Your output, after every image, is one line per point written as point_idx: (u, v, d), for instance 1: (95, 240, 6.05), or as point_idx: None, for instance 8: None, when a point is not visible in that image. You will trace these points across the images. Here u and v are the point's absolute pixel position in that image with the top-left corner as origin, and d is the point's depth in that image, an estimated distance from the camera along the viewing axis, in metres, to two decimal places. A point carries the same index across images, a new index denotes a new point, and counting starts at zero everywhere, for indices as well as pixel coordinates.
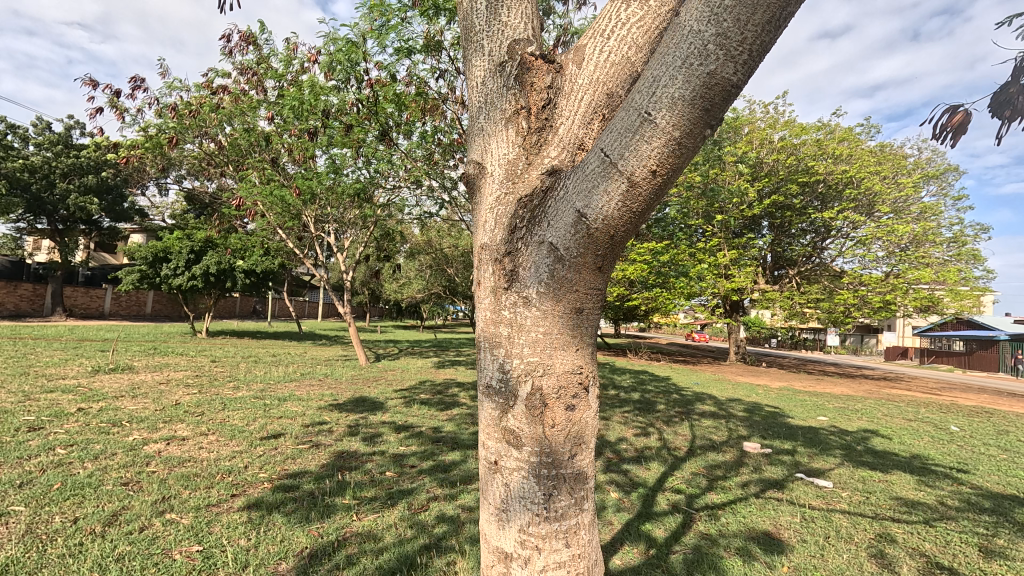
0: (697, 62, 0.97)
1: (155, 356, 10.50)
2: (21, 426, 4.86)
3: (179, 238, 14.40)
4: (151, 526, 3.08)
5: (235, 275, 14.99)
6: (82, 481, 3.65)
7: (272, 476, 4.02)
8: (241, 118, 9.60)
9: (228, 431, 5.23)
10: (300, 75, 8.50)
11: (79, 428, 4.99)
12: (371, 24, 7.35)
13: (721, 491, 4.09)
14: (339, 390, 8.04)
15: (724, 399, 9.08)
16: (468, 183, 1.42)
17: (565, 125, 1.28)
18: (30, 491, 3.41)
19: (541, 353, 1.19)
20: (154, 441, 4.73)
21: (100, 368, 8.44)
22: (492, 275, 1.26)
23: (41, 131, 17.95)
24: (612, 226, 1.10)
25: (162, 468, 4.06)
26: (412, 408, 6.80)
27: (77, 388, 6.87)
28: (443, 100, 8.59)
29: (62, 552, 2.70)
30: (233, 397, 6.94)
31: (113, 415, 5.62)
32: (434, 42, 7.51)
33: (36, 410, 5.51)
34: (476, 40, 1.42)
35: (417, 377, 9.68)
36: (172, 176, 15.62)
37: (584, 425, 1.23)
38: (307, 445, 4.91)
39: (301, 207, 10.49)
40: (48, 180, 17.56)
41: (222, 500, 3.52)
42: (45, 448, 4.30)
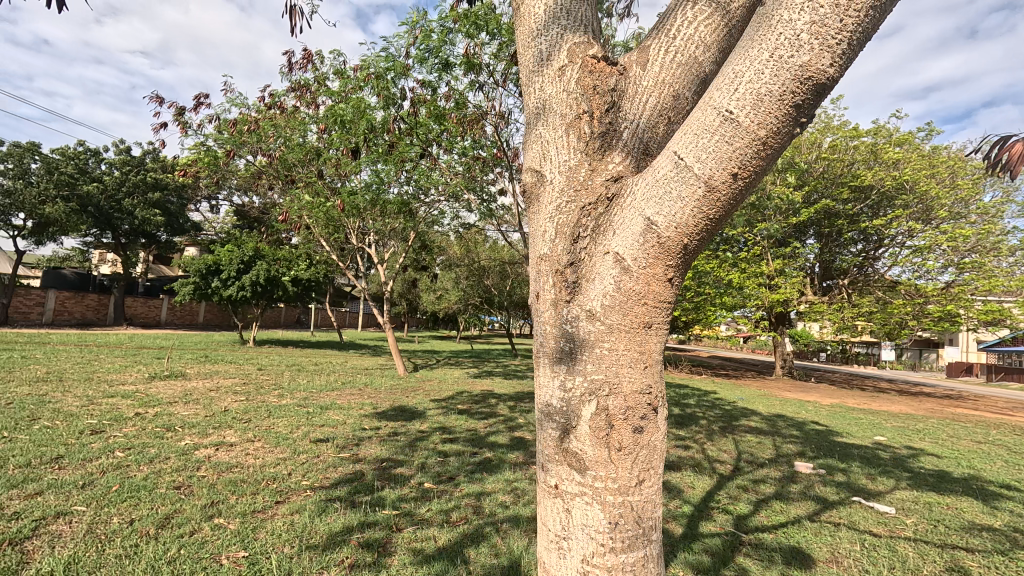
0: (786, 54, 0.89)
1: (206, 364, 10.94)
2: (85, 430, 5.11)
3: (231, 250, 15.08)
4: (199, 531, 3.13)
5: (283, 285, 15.53)
6: (139, 483, 3.78)
7: (314, 484, 4.04)
8: (289, 134, 9.95)
9: (273, 438, 5.35)
10: (344, 92, 8.68)
11: (136, 432, 5.22)
12: (414, 43, 7.49)
13: (771, 514, 3.86)
14: (379, 399, 8.11)
15: (770, 415, 8.72)
16: (524, 194, 1.34)
17: (630, 127, 1.21)
18: (92, 492, 3.56)
19: (608, 370, 1.11)
20: (204, 447, 4.88)
21: (155, 375, 8.84)
22: (552, 289, 1.19)
23: (118, 151, 19.27)
24: (686, 234, 1.02)
25: (211, 473, 4.17)
26: (450, 418, 6.81)
27: (136, 393, 7.22)
28: (484, 114, 8.75)
29: (118, 552, 2.77)
30: (278, 405, 7.14)
31: (167, 420, 5.85)
32: (474, 58, 7.56)
33: (98, 414, 5.80)
34: (533, 46, 1.37)
35: (454, 388, 9.72)
36: (226, 192, 16.48)
37: (652, 448, 1.14)
38: (348, 453, 4.95)
39: (344, 219, 10.79)
40: (116, 198, 18.75)
41: (267, 507, 3.56)
42: (105, 451, 4.50)
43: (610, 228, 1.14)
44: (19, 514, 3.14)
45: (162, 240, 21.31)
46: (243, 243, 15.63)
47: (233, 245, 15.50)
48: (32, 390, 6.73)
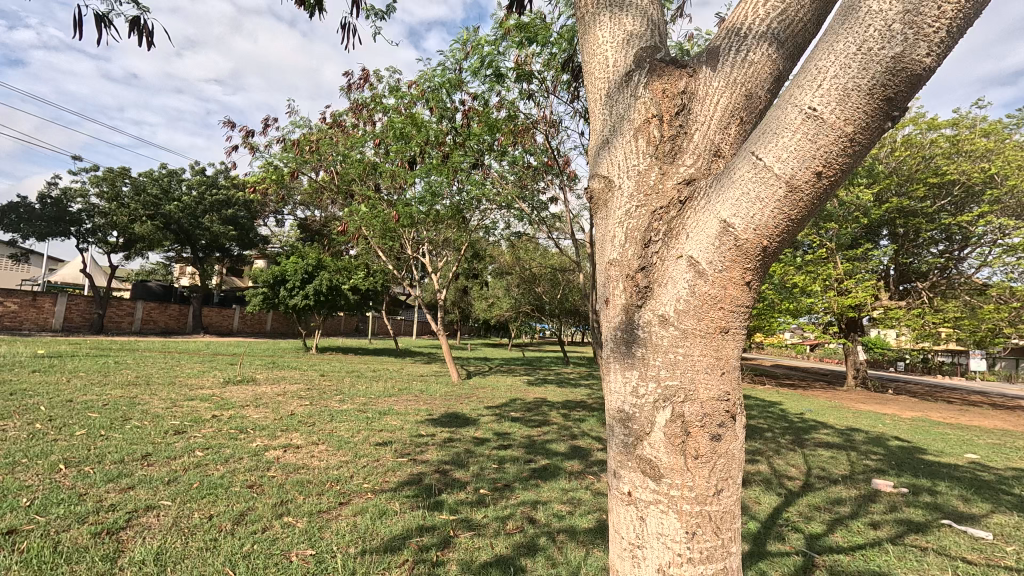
0: (876, 46, 0.86)
1: (273, 370, 11.55)
2: (169, 430, 5.54)
3: (296, 262, 15.93)
4: (271, 528, 3.31)
5: (343, 294, 16.21)
6: (216, 481, 4.05)
7: (374, 487, 4.17)
8: (348, 151, 10.44)
9: (335, 442, 5.57)
10: (400, 107, 9.00)
11: (213, 433, 5.60)
12: (466, 56, 7.67)
13: (848, 534, 3.60)
14: (434, 406, 8.27)
15: (843, 428, 8.17)
16: (591, 199, 1.34)
17: (701, 129, 1.19)
18: (176, 488, 3.86)
19: (683, 375, 1.09)
20: (273, 448, 5.17)
21: (229, 380, 9.43)
22: (623, 293, 1.19)
23: (195, 172, 20.85)
24: (766, 235, 1.00)
25: (280, 473, 4.41)
26: (504, 425, 6.85)
27: (213, 397, 7.74)
28: (535, 123, 8.80)
29: (200, 545, 2.97)
30: (340, 410, 7.43)
31: (240, 422, 6.23)
32: (525, 68, 7.64)
33: (181, 415, 6.26)
34: (599, 53, 1.38)
35: (507, 395, 9.77)
36: (290, 207, 17.42)
37: (730, 456, 1.11)
38: (406, 458, 5.08)
39: (401, 229, 11.15)
40: (194, 215, 20.28)
41: (331, 507, 3.71)
42: (187, 450, 4.85)
43: (682, 231, 1.12)
44: (115, 506, 3.44)
45: (235, 253, 22.82)
46: (306, 255, 16.46)
47: (298, 257, 16.35)
48: (125, 393, 7.37)
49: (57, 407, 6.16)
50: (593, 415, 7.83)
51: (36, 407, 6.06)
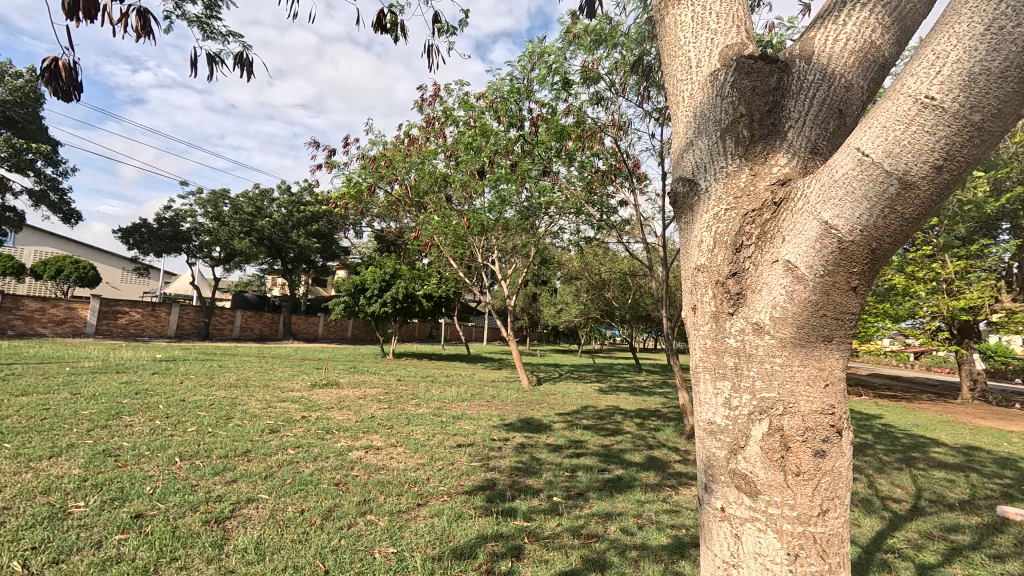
0: (1006, 28, 0.80)
1: (355, 375, 12.21)
2: (266, 429, 6.03)
3: (374, 271, 16.77)
4: (355, 525, 3.49)
5: (417, 301, 16.85)
6: (306, 478, 4.34)
7: (450, 490, 4.29)
8: (421, 164, 10.87)
9: (413, 444, 5.79)
10: (469, 119, 9.25)
11: (303, 433, 6.01)
12: (533, 66, 7.75)
13: (968, 566, 3.22)
14: (506, 411, 8.35)
15: (959, 446, 7.30)
16: (674, 204, 1.31)
17: (795, 127, 1.14)
18: (272, 483, 4.18)
19: (782, 388, 1.04)
20: (356, 449, 5.47)
21: (316, 383, 10.08)
22: (712, 300, 1.14)
23: (284, 191, 22.57)
24: (876, 236, 0.94)
25: (363, 473, 4.64)
26: (576, 433, 6.78)
27: (302, 399, 8.32)
28: (603, 127, 8.71)
29: (293, 538, 3.20)
30: (416, 413, 7.71)
31: (326, 423, 6.65)
32: (592, 72, 7.57)
33: (275, 416, 6.79)
34: (680, 54, 1.35)
35: (579, 402, 9.68)
36: (369, 220, 18.40)
37: (836, 474, 1.04)
38: (479, 462, 5.17)
39: (471, 238, 11.43)
40: (284, 230, 21.95)
41: (410, 508, 3.85)
42: (281, 448, 5.25)
43: (778, 234, 1.07)
44: (221, 497, 3.78)
45: (319, 265, 24.43)
46: (383, 265, 17.29)
47: (375, 267, 17.21)
48: (227, 393, 8.11)
49: (173, 405, 6.90)
50: (669, 425, 7.56)
51: (157, 405, 6.82)
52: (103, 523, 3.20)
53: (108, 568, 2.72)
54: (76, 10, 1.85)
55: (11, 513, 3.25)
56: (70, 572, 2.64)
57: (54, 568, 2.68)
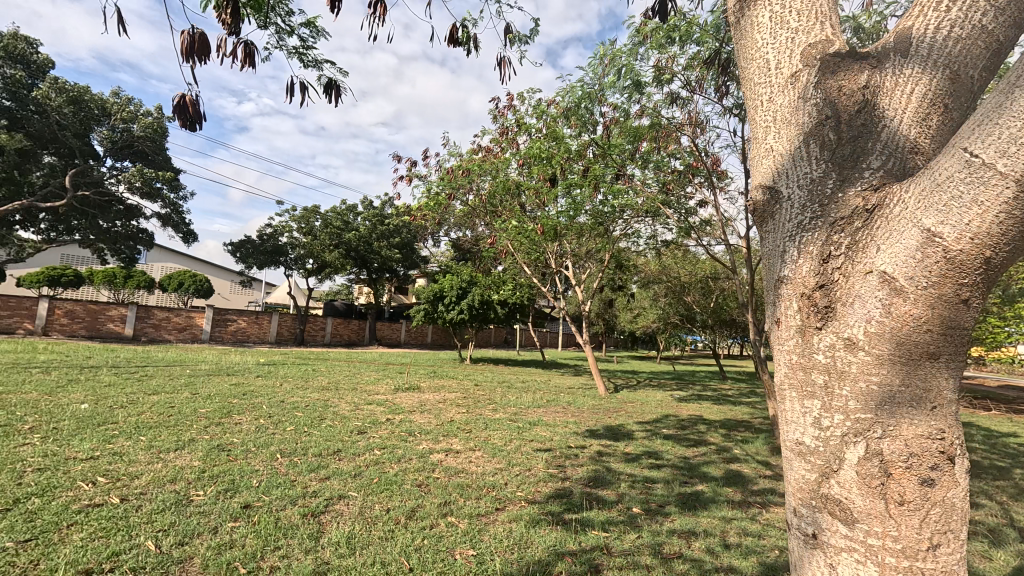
0: None
1: (434, 379, 12.66)
2: (354, 429, 6.43)
3: (451, 279, 17.33)
4: (438, 526, 3.63)
5: (492, 308, 17.17)
6: (391, 478, 4.56)
7: (528, 496, 4.32)
8: (494, 172, 11.10)
9: (490, 449, 5.90)
10: (540, 126, 9.33)
11: (388, 434, 6.34)
12: (604, 69, 7.67)
13: None
14: (582, 418, 8.27)
15: None
16: (754, 212, 1.26)
17: (889, 124, 1.07)
18: (361, 481, 4.44)
19: (879, 409, 0.96)
20: (437, 452, 5.67)
21: (399, 387, 10.57)
22: (798, 314, 1.08)
23: (368, 205, 23.95)
24: (990, 244, 0.85)
25: (444, 475, 4.80)
26: (656, 442, 6.57)
27: (387, 402, 8.76)
28: (680, 126, 8.43)
29: (380, 535, 3.38)
30: (493, 418, 7.85)
31: (409, 426, 6.95)
32: (666, 71, 7.36)
33: (362, 417, 7.21)
34: (758, 56, 1.30)
35: (658, 411, 9.38)
36: (446, 230, 19.05)
37: (948, 505, 0.95)
38: (556, 469, 5.16)
39: (544, 243, 11.49)
40: (368, 242, 23.28)
41: (489, 512, 3.94)
42: (368, 448, 5.57)
43: (872, 243, 1.00)
44: (317, 493, 4.09)
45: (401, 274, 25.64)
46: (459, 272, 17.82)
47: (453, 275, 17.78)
48: (321, 396, 8.74)
49: (274, 406, 7.55)
50: (759, 437, 7.11)
51: (261, 405, 7.51)
52: (218, 510, 3.58)
53: (223, 552, 3.03)
54: (192, 52, 2.20)
55: (145, 497, 3.72)
56: (194, 554, 2.99)
57: (180, 549, 3.03)
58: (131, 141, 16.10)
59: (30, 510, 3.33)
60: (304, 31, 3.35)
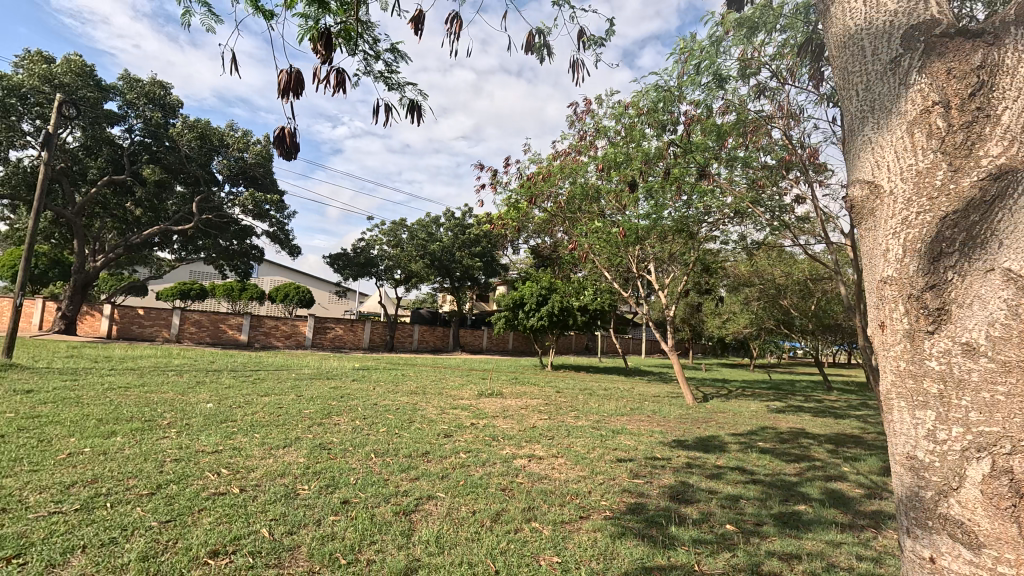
0: None
1: (516, 385, 12.83)
2: (441, 432, 6.70)
3: (531, 286, 17.50)
4: (522, 530, 3.68)
5: (573, 314, 17.09)
6: (476, 481, 4.70)
7: (612, 505, 4.26)
8: (572, 178, 11.12)
9: (573, 456, 5.87)
10: (618, 129, 9.23)
11: (472, 438, 6.53)
12: (684, 67, 7.43)
13: None
14: (669, 428, 7.97)
15: None
16: (852, 209, 1.19)
17: (1011, 107, 0.99)
18: (448, 483, 4.62)
19: (1007, 422, 0.89)
20: (520, 457, 5.74)
21: (482, 393, 10.85)
22: (906, 318, 1.03)
23: (450, 217, 24.85)
24: None
25: (527, 481, 4.86)
26: (751, 456, 6.18)
27: (471, 406, 9.03)
28: (770, 120, 7.94)
29: (468, 536, 3.50)
30: (576, 425, 7.80)
31: (492, 430, 7.11)
32: (752, 63, 6.98)
33: (448, 421, 7.49)
34: (853, 40, 1.24)
35: (753, 422, 8.81)
36: (525, 237, 19.30)
37: None
38: (642, 480, 5.02)
39: (625, 247, 11.27)
40: (451, 252, 24.14)
41: (573, 520, 3.93)
42: (454, 451, 5.77)
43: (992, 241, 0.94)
44: (407, 492, 4.31)
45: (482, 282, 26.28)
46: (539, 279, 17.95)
47: (533, 282, 17.95)
48: (410, 399, 9.21)
49: (368, 408, 8.07)
50: (872, 454, 6.44)
51: (357, 407, 8.05)
52: (321, 504, 3.90)
53: (327, 542, 3.29)
54: (288, 90, 2.46)
55: (260, 489, 4.14)
56: (301, 542, 3.28)
57: (290, 537, 3.34)
58: (245, 168, 18.13)
59: (169, 495, 3.84)
60: (389, 56, 3.61)
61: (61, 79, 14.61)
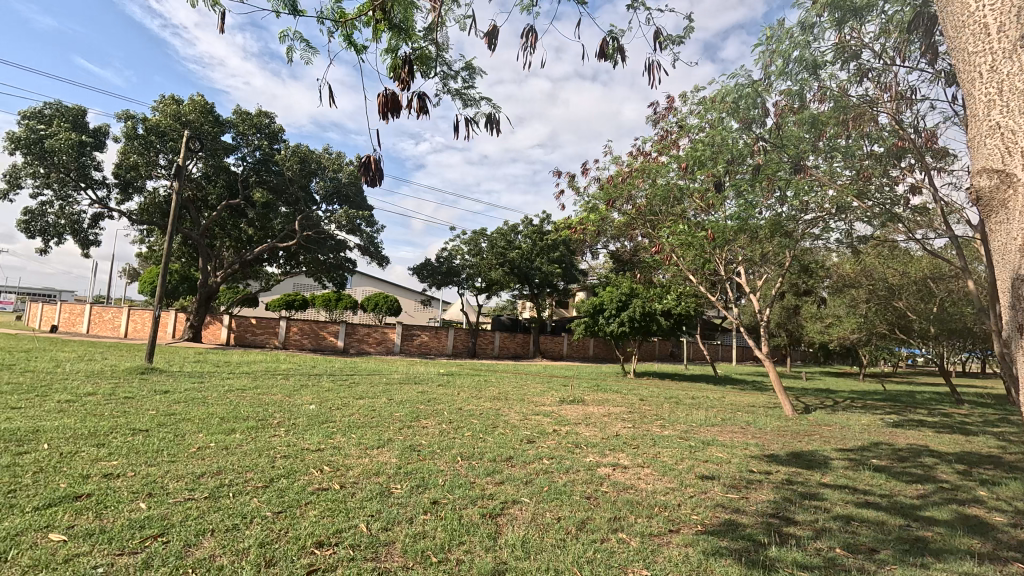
0: None
1: (598, 392, 12.63)
2: (524, 438, 6.77)
3: (611, 291, 17.19)
4: (608, 540, 3.64)
5: (656, 319, 16.54)
6: (560, 488, 4.71)
7: (704, 520, 4.09)
8: (652, 180, 10.82)
9: (660, 467, 5.69)
10: (701, 126, 8.87)
11: (556, 445, 6.55)
12: (772, 57, 7.00)
13: None
14: (765, 441, 7.47)
15: None
16: (991, 212, 1.45)
17: None
18: (532, 488, 4.67)
19: None
20: (604, 465, 5.67)
21: (564, 399, 10.79)
22: None
23: (528, 224, 25.12)
24: None
25: (612, 490, 4.78)
26: (863, 474, 5.63)
27: (553, 413, 9.04)
28: (875, 105, 7.23)
29: (554, 542, 3.52)
30: (662, 435, 7.55)
31: (576, 437, 7.07)
32: (851, 45, 6.41)
33: (531, 427, 7.55)
34: (991, 67, 1.50)
35: (865, 437, 8.00)
36: (603, 242, 19.04)
37: None
38: (737, 495, 4.75)
39: (710, 249, 10.73)
40: (530, 259, 24.36)
41: (663, 532, 3.82)
42: (537, 457, 5.82)
43: None
44: (493, 496, 4.42)
45: (561, 288, 26.20)
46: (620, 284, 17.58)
47: (613, 287, 17.61)
48: (493, 405, 9.39)
49: (453, 412, 8.34)
50: (1016, 478, 5.60)
51: (442, 411, 8.36)
52: (413, 503, 4.11)
53: (420, 540, 3.47)
54: (386, 111, 2.66)
55: (358, 486, 4.45)
56: (396, 539, 3.48)
57: (386, 533, 3.56)
58: (339, 188, 19.60)
59: (281, 488, 4.24)
60: (462, 72, 3.76)
61: (188, 117, 16.98)
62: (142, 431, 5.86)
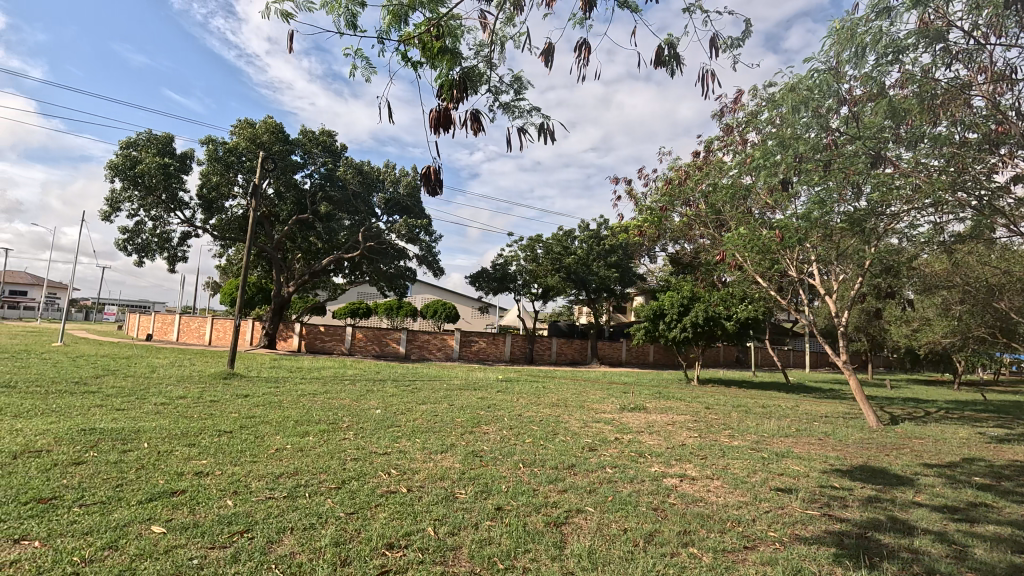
0: None
1: (661, 400, 12.29)
2: (586, 446, 6.68)
3: (671, 295, 16.66)
4: (678, 555, 3.52)
5: (721, 323, 15.86)
6: (625, 498, 4.61)
7: (782, 538, 3.85)
8: (714, 180, 10.41)
9: (731, 479, 5.43)
10: (769, 121, 8.47)
11: (618, 453, 6.42)
12: (843, 44, 6.56)
13: None
14: (846, 454, 6.97)
15: None
16: None
17: None
18: (596, 498, 4.59)
19: None
20: (671, 476, 5.50)
21: (625, 407, 10.56)
22: None
23: (585, 229, 24.88)
24: None
25: (680, 502, 4.62)
26: (963, 493, 5.12)
27: (615, 420, 8.87)
28: (966, 86, 6.61)
29: (621, 554, 3.45)
30: (732, 445, 7.21)
31: (639, 446, 6.90)
32: (936, 24, 5.88)
33: (592, 435, 7.44)
34: None
35: (964, 452, 7.28)
36: (662, 245, 18.51)
37: None
38: (819, 512, 4.44)
39: (779, 249, 10.15)
40: (586, 264, 24.09)
41: (737, 549, 3.64)
42: (600, 466, 5.73)
43: None
44: (557, 504, 4.39)
45: (619, 293, 25.72)
46: (680, 288, 17.00)
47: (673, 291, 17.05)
48: (552, 412, 9.32)
49: (513, 419, 8.37)
50: None
51: (503, 417, 8.41)
52: (478, 509, 4.16)
53: (486, 545, 3.51)
54: (438, 126, 2.75)
55: (423, 489, 4.57)
56: (462, 544, 3.53)
57: (452, 537, 3.63)
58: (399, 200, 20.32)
59: (352, 490, 4.42)
60: (512, 85, 3.82)
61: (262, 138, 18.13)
62: (226, 432, 6.32)
